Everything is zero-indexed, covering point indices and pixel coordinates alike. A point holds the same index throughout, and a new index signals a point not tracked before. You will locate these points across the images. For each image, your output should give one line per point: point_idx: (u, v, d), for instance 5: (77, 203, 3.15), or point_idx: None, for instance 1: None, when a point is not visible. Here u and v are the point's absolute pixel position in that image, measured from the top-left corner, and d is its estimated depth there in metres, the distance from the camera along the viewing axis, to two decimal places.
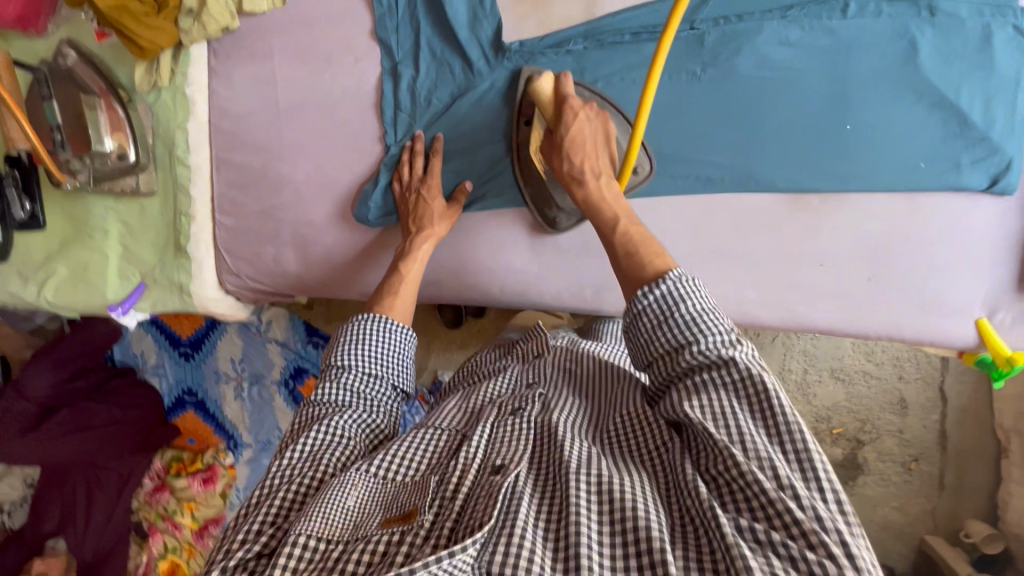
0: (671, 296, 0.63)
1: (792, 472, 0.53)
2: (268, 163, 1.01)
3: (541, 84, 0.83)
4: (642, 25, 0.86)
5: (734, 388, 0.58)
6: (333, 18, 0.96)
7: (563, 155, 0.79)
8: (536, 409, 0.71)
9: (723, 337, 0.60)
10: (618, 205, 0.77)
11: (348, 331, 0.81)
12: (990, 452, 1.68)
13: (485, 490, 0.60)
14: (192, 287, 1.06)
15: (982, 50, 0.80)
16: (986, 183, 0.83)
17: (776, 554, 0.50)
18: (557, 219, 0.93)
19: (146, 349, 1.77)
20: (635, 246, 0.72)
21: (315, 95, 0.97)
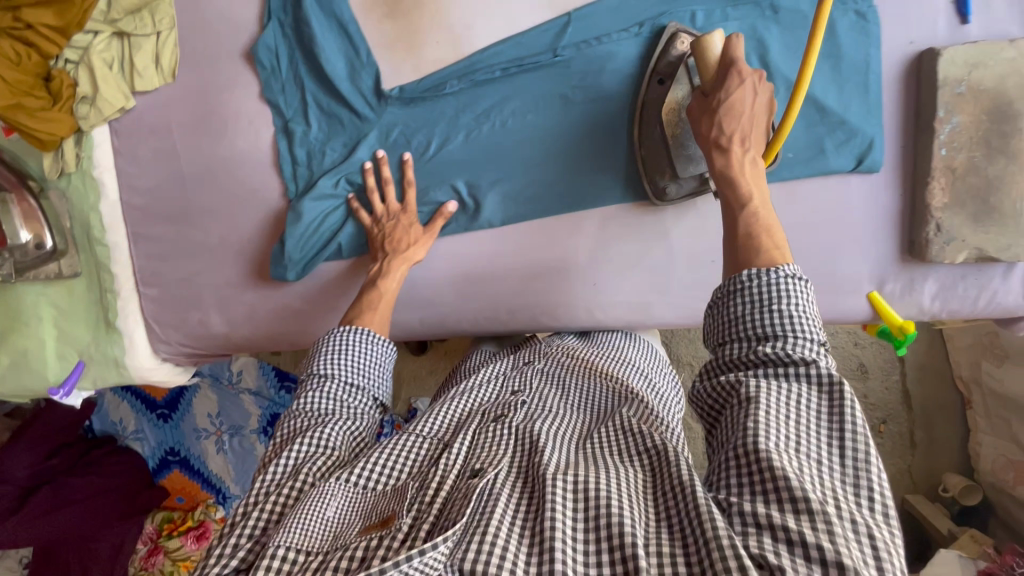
0: (772, 288, 0.64)
1: (841, 476, 0.56)
2: (182, 231, 1.04)
3: (710, 41, 0.79)
4: (510, 59, 0.90)
5: (814, 387, 0.60)
6: (223, 86, 0.99)
7: (715, 122, 0.76)
8: (522, 420, 0.74)
9: (814, 345, 0.63)
10: (754, 184, 0.75)
11: (333, 343, 0.84)
12: (956, 406, 1.86)
13: (463, 493, 0.62)
14: (128, 359, 1.10)
15: (829, 39, 0.84)
16: (853, 164, 0.86)
17: (772, 536, 0.54)
18: (666, 189, 0.91)
19: (124, 416, 1.79)
20: (758, 230, 0.71)
21: (216, 161, 1.01)
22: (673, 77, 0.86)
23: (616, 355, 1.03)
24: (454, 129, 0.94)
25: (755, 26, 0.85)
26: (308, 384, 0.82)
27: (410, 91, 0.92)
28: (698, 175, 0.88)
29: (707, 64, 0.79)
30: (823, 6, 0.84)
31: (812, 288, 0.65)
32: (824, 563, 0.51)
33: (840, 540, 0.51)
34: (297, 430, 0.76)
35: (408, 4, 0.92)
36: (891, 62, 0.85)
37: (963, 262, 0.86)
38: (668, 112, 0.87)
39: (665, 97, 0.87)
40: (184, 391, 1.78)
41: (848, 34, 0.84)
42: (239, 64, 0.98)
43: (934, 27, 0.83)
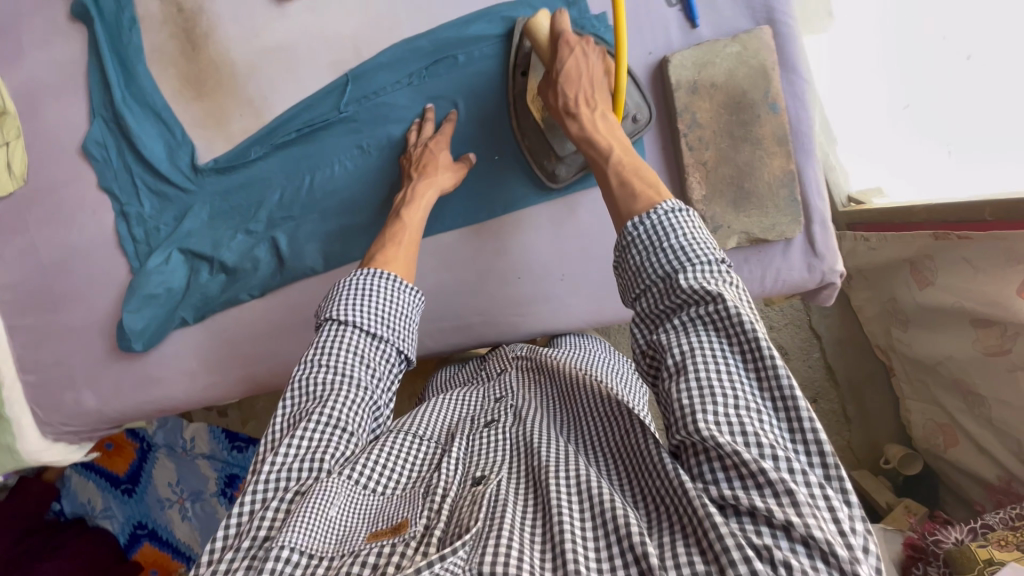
0: (659, 228, 0.65)
1: (780, 425, 0.58)
2: (49, 318, 1.13)
3: (537, 22, 0.85)
4: (303, 122, 1.00)
5: (717, 320, 0.60)
6: (68, 182, 1.09)
7: (560, 94, 0.80)
8: (514, 428, 0.80)
9: (712, 267, 0.63)
10: (613, 138, 0.77)
11: (348, 284, 0.81)
12: (880, 373, 1.86)
13: (470, 499, 0.66)
14: (20, 444, 1.17)
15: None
16: None
17: (748, 518, 0.55)
18: (557, 170, 0.95)
19: (90, 496, 1.81)
20: (628, 177, 0.72)
21: (71, 250, 1.10)
22: (528, 66, 0.92)
23: (576, 349, 1.02)
24: (270, 188, 1.03)
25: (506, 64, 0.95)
26: (326, 326, 0.79)
27: (223, 162, 1.02)
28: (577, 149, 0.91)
29: (540, 43, 0.84)
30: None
31: (698, 218, 0.66)
32: (796, 535, 0.52)
33: (805, 510, 0.52)
34: (285, 418, 0.75)
35: (211, 87, 1.02)
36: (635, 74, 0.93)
37: (738, 246, 0.91)
38: (531, 100, 0.91)
39: (526, 86, 0.92)
40: (144, 463, 1.81)
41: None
42: (78, 160, 1.08)
43: (668, 35, 0.91)
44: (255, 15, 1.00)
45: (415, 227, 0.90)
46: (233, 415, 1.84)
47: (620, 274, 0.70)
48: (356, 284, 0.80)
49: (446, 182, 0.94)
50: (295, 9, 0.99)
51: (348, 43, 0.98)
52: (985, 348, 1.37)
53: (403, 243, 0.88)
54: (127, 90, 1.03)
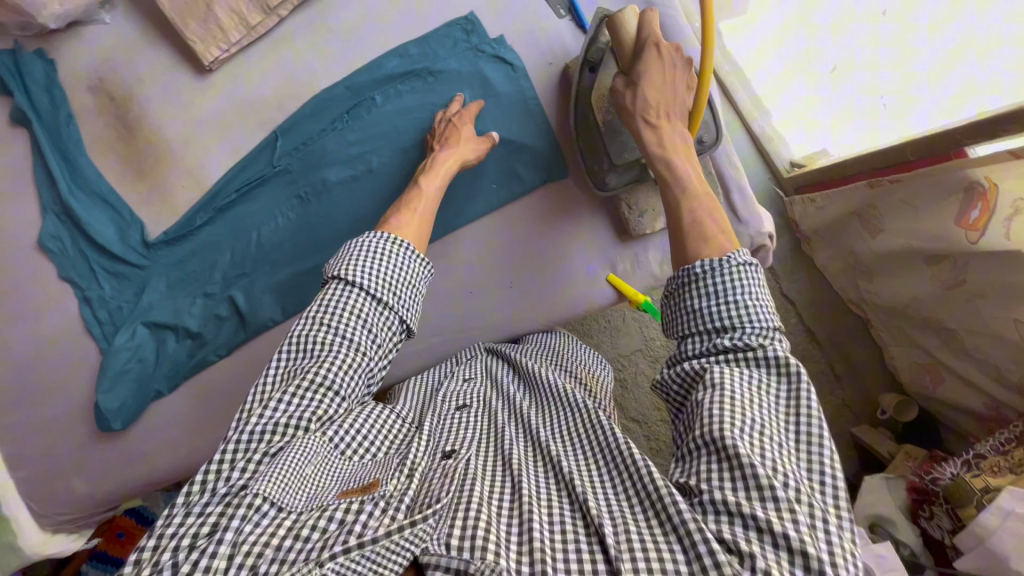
0: (728, 279, 0.69)
1: (800, 460, 0.61)
2: (25, 412, 1.15)
3: (626, 21, 0.85)
4: (242, 182, 1.04)
5: (768, 372, 0.66)
6: (25, 278, 1.12)
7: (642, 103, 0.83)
8: (493, 427, 0.81)
9: (762, 328, 0.68)
10: (689, 168, 0.82)
11: (354, 247, 0.79)
12: (857, 325, 1.89)
13: (442, 474, 0.69)
14: (18, 541, 1.18)
15: (480, 85, 0.99)
16: (545, 176, 1.00)
17: (727, 517, 0.58)
18: (607, 178, 0.95)
19: None
20: (703, 215, 0.77)
21: (38, 342, 1.13)
22: (600, 66, 0.92)
23: (544, 348, 1.02)
24: (221, 252, 1.07)
25: (422, 95, 1.01)
26: (330, 283, 0.77)
27: (170, 232, 1.06)
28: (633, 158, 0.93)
29: (626, 46, 0.86)
30: (464, 60, 0.99)
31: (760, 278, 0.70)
32: (788, 548, 0.55)
33: (802, 528, 0.55)
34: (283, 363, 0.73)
35: (152, 165, 1.07)
36: (543, 85, 0.99)
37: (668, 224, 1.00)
38: (599, 100, 0.92)
39: (594, 84, 0.92)
40: None
41: (492, 79, 0.98)
42: (34, 255, 1.12)
43: (565, 46, 0.99)
44: (183, 92, 1.05)
45: (428, 198, 0.88)
46: None
47: (673, 313, 0.74)
48: (370, 250, 0.77)
49: (464, 152, 0.92)
50: (219, 78, 1.05)
51: (273, 102, 1.04)
52: (943, 284, 1.41)
53: (414, 215, 0.86)
54: (70, 181, 1.08)
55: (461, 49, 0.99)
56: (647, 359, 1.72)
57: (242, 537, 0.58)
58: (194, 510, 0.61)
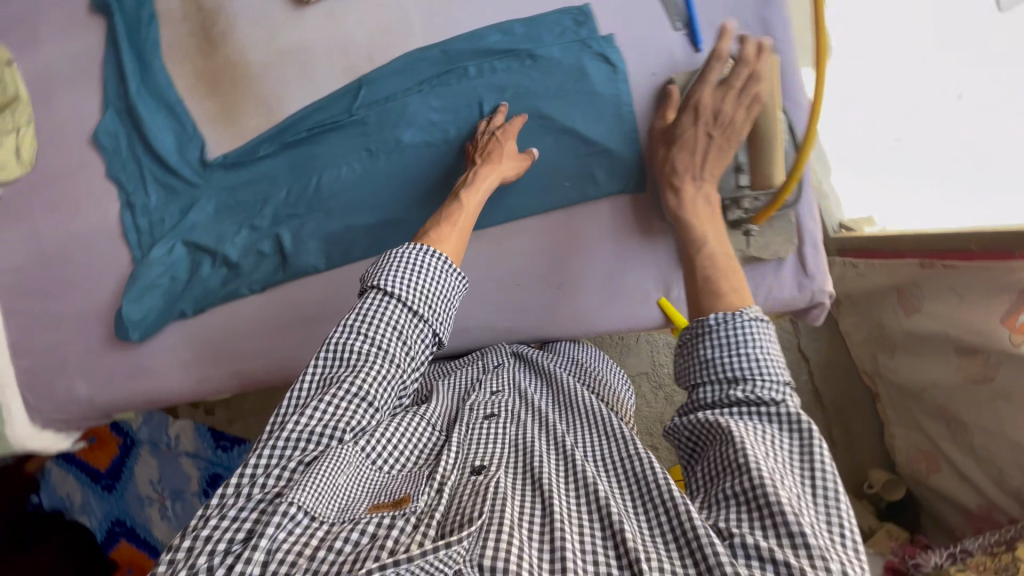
0: (735, 335, 0.68)
1: (818, 507, 0.59)
2: (44, 304, 1.13)
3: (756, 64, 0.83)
4: (314, 122, 1.02)
5: (781, 425, 0.65)
6: (73, 170, 1.10)
7: (671, 165, 0.87)
8: (516, 430, 0.79)
9: (776, 380, 0.67)
10: (712, 230, 0.82)
11: (394, 257, 0.77)
12: (864, 398, 1.90)
13: (471, 489, 0.66)
14: (4, 430, 1.15)
15: (575, 80, 0.95)
16: (622, 184, 0.96)
17: (771, 567, 0.55)
18: (682, 207, 0.89)
19: (69, 489, 1.81)
20: (716, 277, 0.74)
21: (72, 237, 1.11)
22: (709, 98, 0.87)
23: (572, 360, 1.01)
24: (276, 188, 1.05)
25: (513, 77, 0.97)
26: (369, 292, 0.76)
27: (228, 157, 1.04)
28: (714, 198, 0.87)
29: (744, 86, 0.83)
30: (565, 51, 0.95)
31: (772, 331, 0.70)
32: None
33: None
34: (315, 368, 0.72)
35: (226, 85, 1.04)
36: (641, 90, 0.95)
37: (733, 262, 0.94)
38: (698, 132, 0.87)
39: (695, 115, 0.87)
40: (125, 458, 1.79)
41: (590, 76, 0.95)
42: (86, 148, 1.09)
43: (672, 57, 0.94)
44: (272, 18, 1.03)
45: (471, 210, 0.88)
46: (219, 413, 1.80)
47: (683, 361, 0.73)
48: (407, 262, 0.76)
49: (506, 169, 0.92)
50: (313, 13, 1.02)
51: (363, 49, 1.01)
52: (970, 376, 1.40)
53: (455, 228, 0.85)
54: (141, 83, 1.05)
55: (564, 39, 0.95)
56: (652, 386, 1.71)
57: (275, 544, 0.58)
58: (229, 515, 0.60)
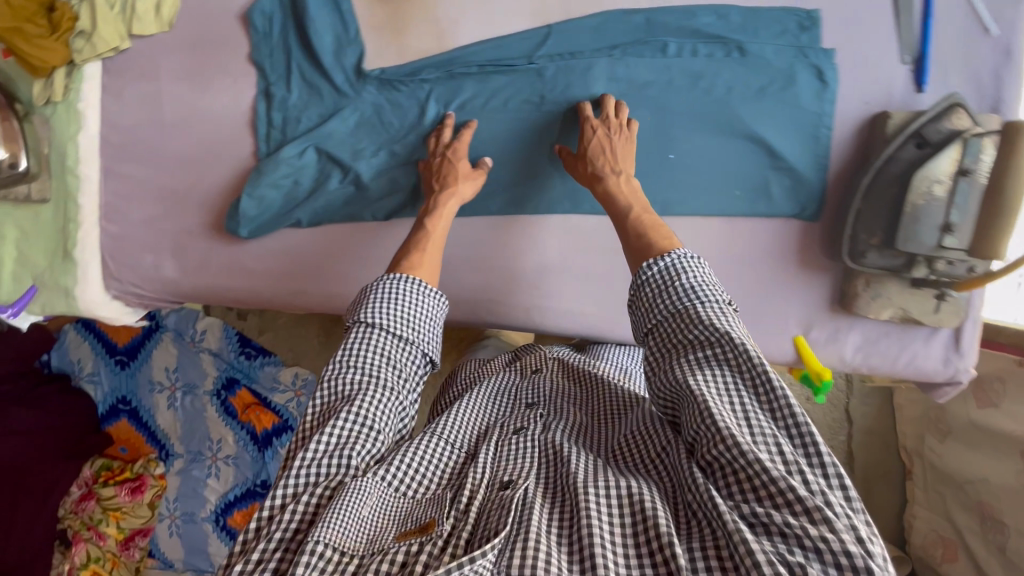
0: (672, 269, 0.70)
1: (813, 467, 0.57)
2: (150, 173, 1.07)
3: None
4: (486, 58, 0.94)
5: (730, 364, 0.63)
6: (214, 41, 1.03)
7: (589, 160, 0.87)
8: (541, 434, 0.77)
9: (719, 307, 0.67)
10: (636, 201, 0.83)
11: (378, 293, 0.78)
12: (897, 473, 1.79)
13: (497, 503, 0.64)
14: (77, 291, 1.11)
15: (783, 90, 0.88)
16: (796, 210, 0.89)
17: (775, 535, 0.54)
18: (866, 252, 0.83)
19: (82, 356, 1.69)
20: (644, 229, 0.79)
21: (196, 112, 1.04)
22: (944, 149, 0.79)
23: (620, 372, 1.00)
24: (426, 118, 0.97)
25: (716, 70, 0.89)
26: (354, 328, 0.77)
27: (387, 73, 0.97)
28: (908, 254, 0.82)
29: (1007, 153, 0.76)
30: (782, 57, 0.88)
31: (704, 266, 0.72)
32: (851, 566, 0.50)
33: (844, 534, 0.51)
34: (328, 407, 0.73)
35: None
36: (845, 118, 0.88)
37: (888, 319, 0.89)
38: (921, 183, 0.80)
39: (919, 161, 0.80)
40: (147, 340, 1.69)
41: (801, 92, 0.87)
42: (234, 23, 1.02)
43: (889, 93, 0.87)
44: None
45: (439, 231, 0.89)
46: (251, 320, 1.73)
47: (638, 312, 0.74)
48: (385, 304, 0.77)
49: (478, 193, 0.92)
50: None
51: None
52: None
53: (430, 251, 0.86)
54: None
55: (785, 45, 0.88)
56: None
57: None
58: (257, 561, 0.60)
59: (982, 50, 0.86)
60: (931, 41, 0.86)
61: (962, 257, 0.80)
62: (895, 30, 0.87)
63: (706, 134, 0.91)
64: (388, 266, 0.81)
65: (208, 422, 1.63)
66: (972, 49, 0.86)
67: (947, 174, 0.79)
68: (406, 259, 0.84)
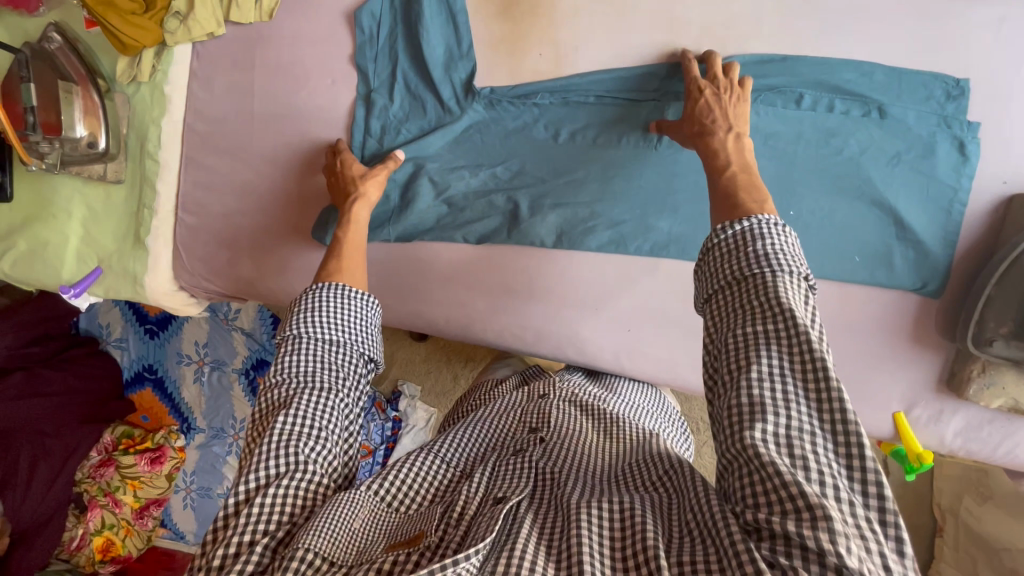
0: (742, 234, 0.58)
1: (846, 481, 0.47)
2: (234, 167, 1.04)
3: None
4: (606, 90, 0.90)
5: (788, 351, 0.51)
6: (316, 39, 0.98)
7: (693, 112, 0.78)
8: (541, 455, 0.73)
9: (795, 280, 0.55)
10: (736, 158, 0.71)
11: (305, 308, 0.74)
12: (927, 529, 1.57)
13: (486, 516, 0.61)
14: (143, 279, 1.08)
15: (926, 161, 0.83)
16: (917, 284, 0.85)
17: (785, 543, 0.47)
18: (992, 341, 0.80)
19: (112, 320, 1.65)
20: (739, 186, 0.66)
21: (289, 110, 1.00)
22: None
23: (631, 406, 0.93)
24: (533, 145, 0.94)
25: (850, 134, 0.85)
26: (284, 344, 0.72)
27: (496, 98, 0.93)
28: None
29: None
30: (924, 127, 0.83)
31: (791, 236, 0.58)
32: None
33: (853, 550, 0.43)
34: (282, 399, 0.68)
35: (521, 10, 0.91)
36: (981, 195, 0.84)
37: (995, 408, 0.86)
38: None
39: None
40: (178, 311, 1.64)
41: (947, 164, 0.83)
42: (338, 22, 0.97)
43: None
44: None
45: (354, 238, 0.85)
46: None
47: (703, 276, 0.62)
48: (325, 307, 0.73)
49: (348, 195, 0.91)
50: None
51: (691, 29, 0.87)
52: None
53: (346, 256, 0.82)
54: None
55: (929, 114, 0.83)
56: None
57: None
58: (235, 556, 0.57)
59: None
60: None
61: None
62: None
63: (831, 194, 0.86)
64: (316, 278, 0.78)
65: (233, 400, 1.59)
66: None
67: None
68: (327, 266, 0.80)
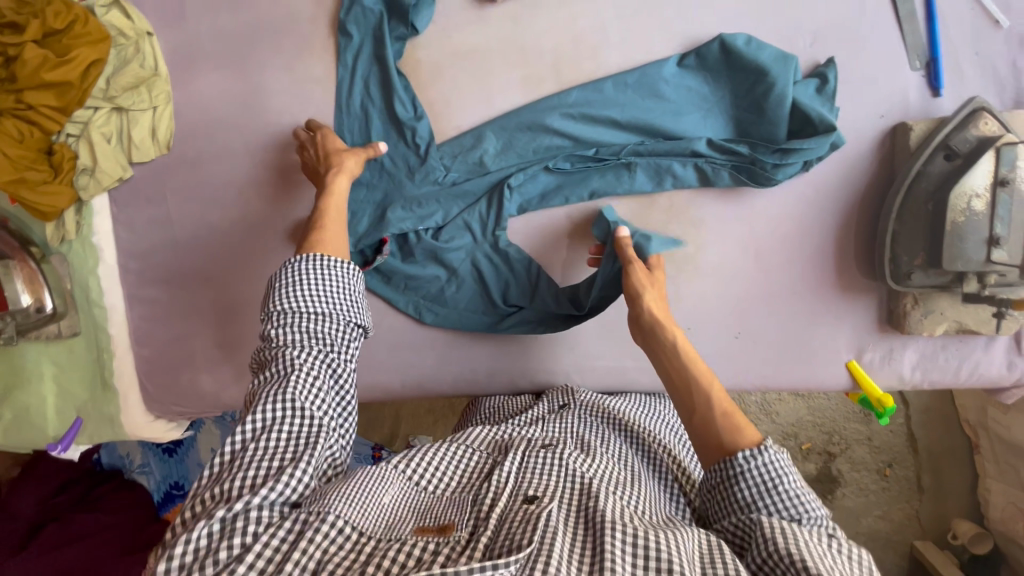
0: (772, 467, 0.60)
1: None
2: (176, 295, 1.10)
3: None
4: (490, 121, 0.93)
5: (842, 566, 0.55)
6: (217, 157, 1.04)
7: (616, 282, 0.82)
8: (575, 456, 0.69)
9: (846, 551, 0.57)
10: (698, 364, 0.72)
11: (286, 283, 0.70)
12: (963, 448, 1.44)
13: (521, 517, 0.59)
14: (122, 416, 1.15)
15: (773, 113, 0.84)
16: (820, 231, 0.88)
17: None
18: (911, 274, 0.82)
19: (131, 449, 1.47)
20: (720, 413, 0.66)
21: (210, 229, 1.06)
22: (972, 157, 0.77)
23: (642, 405, 0.94)
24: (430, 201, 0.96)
25: (584, 95, 0.89)
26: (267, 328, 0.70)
27: (374, 216, 0.97)
28: (957, 271, 0.79)
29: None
30: (781, 159, 0.84)
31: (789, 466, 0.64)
32: None
33: None
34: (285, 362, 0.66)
35: (394, 83, 0.94)
36: (855, 131, 0.85)
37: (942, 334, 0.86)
38: (955, 200, 0.78)
39: (952, 176, 0.78)
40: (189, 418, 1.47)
41: (831, 148, 0.83)
42: (234, 138, 1.03)
43: (906, 101, 0.84)
44: (449, 16, 0.94)
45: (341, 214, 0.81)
46: None
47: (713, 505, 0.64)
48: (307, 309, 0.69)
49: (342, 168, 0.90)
50: (496, 12, 0.92)
51: (548, 59, 0.92)
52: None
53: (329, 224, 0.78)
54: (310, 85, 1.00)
55: (668, 57, 0.88)
56: None
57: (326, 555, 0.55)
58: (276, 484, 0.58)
59: (992, 43, 0.82)
60: (939, 42, 0.83)
61: (1013, 268, 0.78)
62: (900, 36, 0.84)
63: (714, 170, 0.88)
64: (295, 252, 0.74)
65: None
66: (984, 43, 0.82)
67: (984, 186, 0.77)
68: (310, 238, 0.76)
